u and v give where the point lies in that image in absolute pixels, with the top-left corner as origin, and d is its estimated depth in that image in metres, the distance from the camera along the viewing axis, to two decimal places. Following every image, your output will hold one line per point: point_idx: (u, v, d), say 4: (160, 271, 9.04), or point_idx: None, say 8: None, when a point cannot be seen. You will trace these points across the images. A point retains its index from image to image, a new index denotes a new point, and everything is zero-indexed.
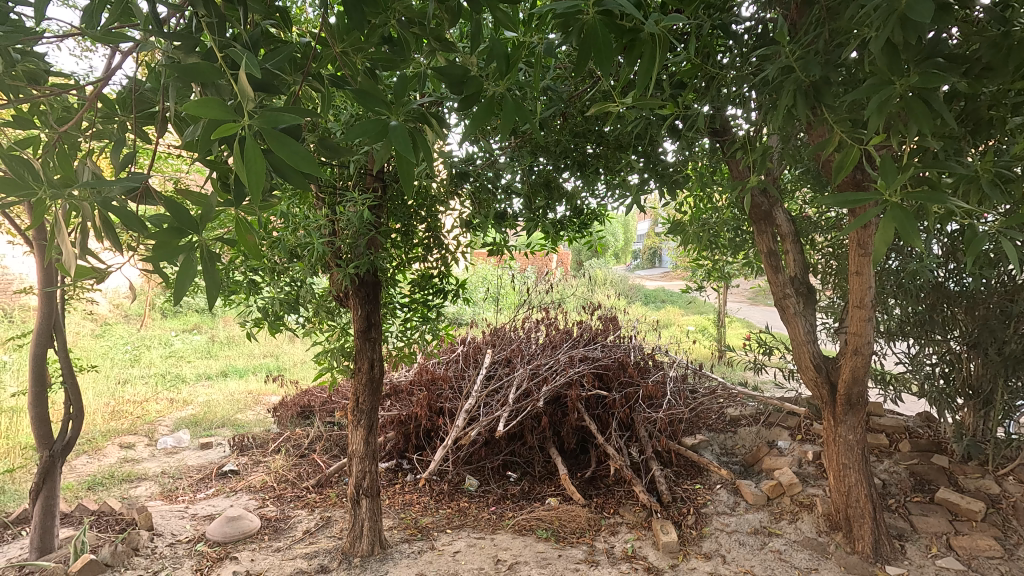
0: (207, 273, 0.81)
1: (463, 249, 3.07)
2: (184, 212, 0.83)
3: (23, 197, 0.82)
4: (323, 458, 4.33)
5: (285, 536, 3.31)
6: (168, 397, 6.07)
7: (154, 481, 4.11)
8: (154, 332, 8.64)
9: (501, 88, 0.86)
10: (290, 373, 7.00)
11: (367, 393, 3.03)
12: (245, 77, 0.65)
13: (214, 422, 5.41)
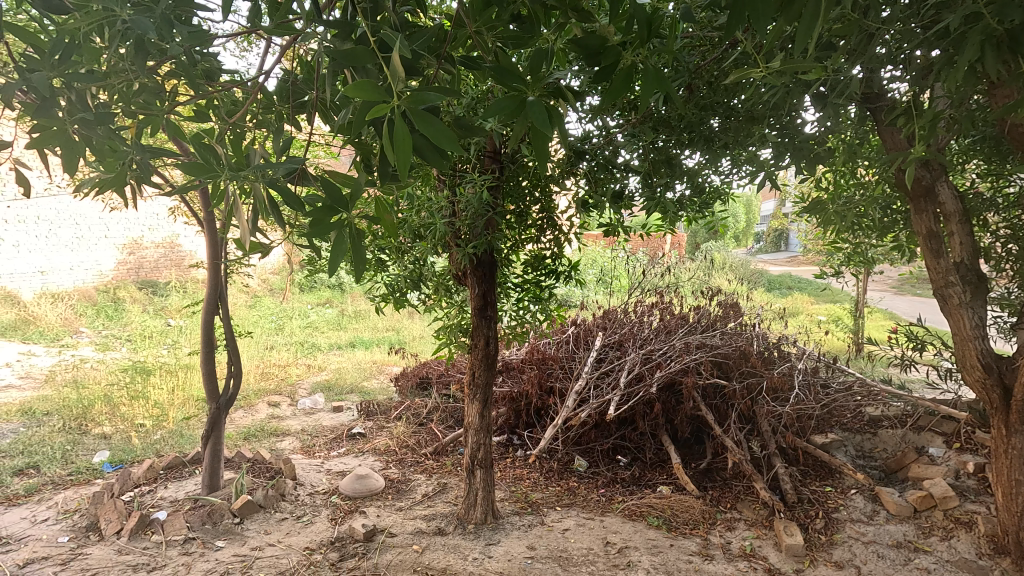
0: (354, 249, 0.88)
1: (576, 230, 3.05)
2: (335, 191, 0.90)
3: (209, 179, 0.93)
4: (439, 428, 4.58)
5: (406, 497, 3.57)
6: (306, 363, 6.76)
7: (295, 436, 4.61)
8: (294, 304, 9.63)
9: (636, 58, 0.83)
10: (410, 346, 7.47)
11: (481, 369, 3.13)
12: (396, 58, 0.68)
13: (344, 387, 5.94)
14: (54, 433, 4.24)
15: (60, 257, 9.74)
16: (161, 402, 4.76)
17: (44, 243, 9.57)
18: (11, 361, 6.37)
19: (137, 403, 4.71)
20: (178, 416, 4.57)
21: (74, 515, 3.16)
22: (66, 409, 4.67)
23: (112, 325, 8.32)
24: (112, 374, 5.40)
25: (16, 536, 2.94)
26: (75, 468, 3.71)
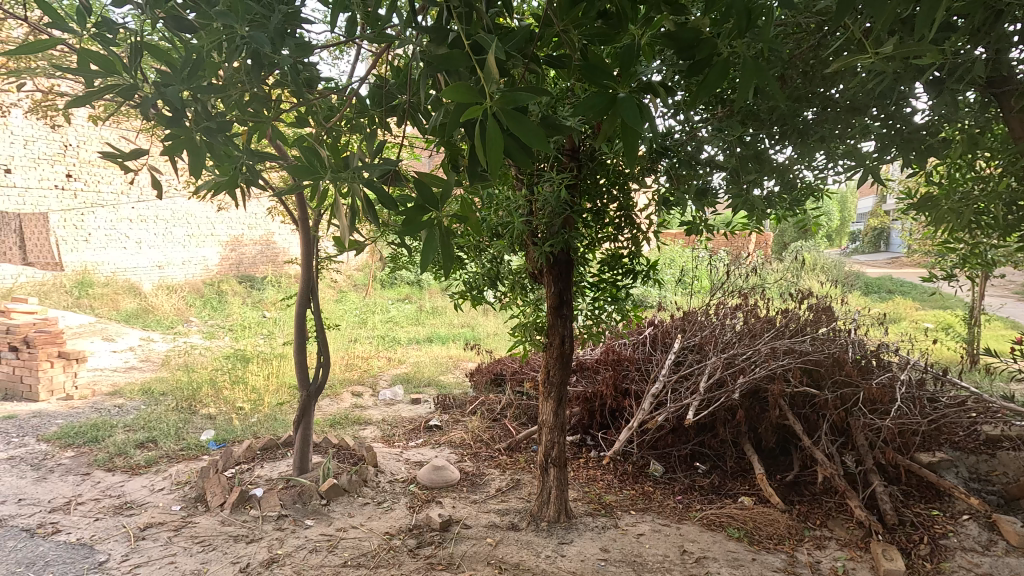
0: (442, 246, 0.92)
1: (655, 229, 2.99)
2: (427, 191, 0.94)
3: (312, 180, 0.99)
4: (513, 424, 4.62)
5: (480, 490, 3.64)
6: (387, 355, 7.05)
7: (376, 426, 4.82)
8: (376, 300, 10.09)
9: (733, 50, 0.80)
10: (485, 343, 7.60)
11: (556, 367, 3.12)
12: (492, 60, 0.70)
13: (422, 380, 6.15)
14: (168, 412, 4.70)
15: (173, 250, 11.07)
16: (258, 387, 5.14)
17: (161, 239, 10.89)
18: (134, 345, 7.12)
19: (237, 388, 5.11)
20: (272, 401, 4.92)
21: (184, 486, 3.48)
22: (178, 391, 5.15)
23: (217, 315, 9.09)
24: (217, 360, 5.90)
25: (137, 503, 3.29)
26: (185, 444, 4.08)
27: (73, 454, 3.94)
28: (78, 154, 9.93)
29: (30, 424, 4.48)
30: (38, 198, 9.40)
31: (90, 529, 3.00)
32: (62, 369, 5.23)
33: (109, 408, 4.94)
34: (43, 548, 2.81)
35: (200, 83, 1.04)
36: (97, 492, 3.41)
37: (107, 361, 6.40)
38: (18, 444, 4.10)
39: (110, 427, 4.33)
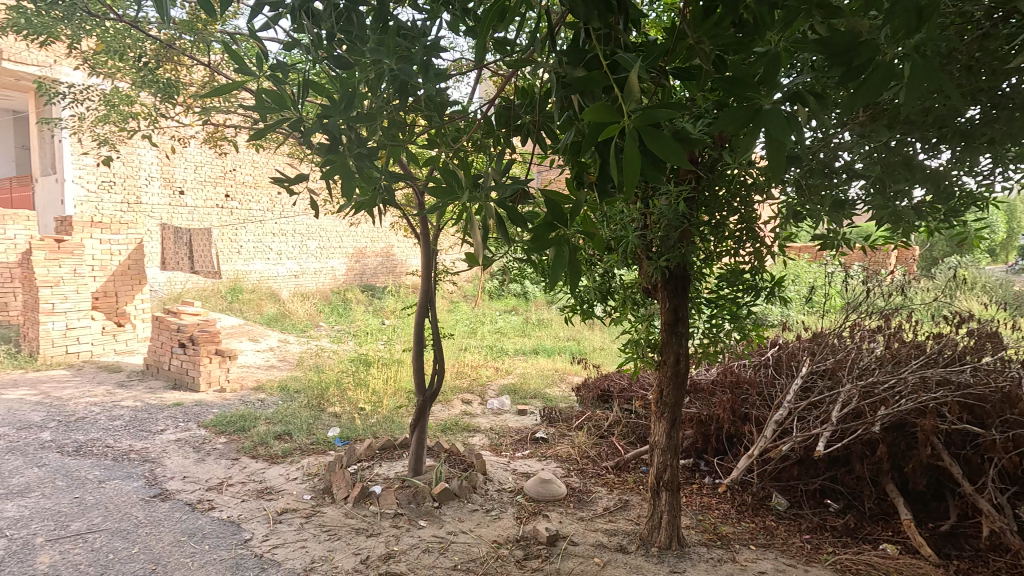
0: (570, 262, 0.93)
1: (781, 243, 2.79)
2: (557, 208, 0.96)
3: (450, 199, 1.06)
4: (621, 442, 4.51)
5: (587, 508, 3.58)
6: (494, 365, 7.22)
7: (484, 434, 4.94)
8: (485, 311, 10.41)
9: (899, 53, 0.74)
10: (592, 357, 7.52)
11: (671, 386, 3.00)
12: (632, 79, 0.70)
13: (528, 391, 6.21)
14: (301, 408, 5.16)
15: (307, 260, 12.34)
16: (378, 390, 5.49)
17: (297, 251, 12.19)
18: (274, 346, 7.94)
19: (360, 390, 5.51)
20: (390, 404, 5.23)
21: (314, 478, 3.81)
22: (309, 390, 5.66)
23: (342, 321, 9.87)
24: (342, 363, 6.40)
25: (275, 489, 3.65)
26: (316, 439, 4.46)
27: (225, 440, 4.47)
28: (235, 177, 11.33)
29: (192, 412, 5.15)
30: (203, 216, 10.86)
31: (238, 509, 3.38)
32: (218, 365, 5.96)
33: (253, 401, 5.55)
34: (201, 521, 3.21)
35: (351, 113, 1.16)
36: (243, 476, 3.83)
37: (252, 359, 7.19)
38: (183, 428, 4.72)
39: (254, 419, 4.84)
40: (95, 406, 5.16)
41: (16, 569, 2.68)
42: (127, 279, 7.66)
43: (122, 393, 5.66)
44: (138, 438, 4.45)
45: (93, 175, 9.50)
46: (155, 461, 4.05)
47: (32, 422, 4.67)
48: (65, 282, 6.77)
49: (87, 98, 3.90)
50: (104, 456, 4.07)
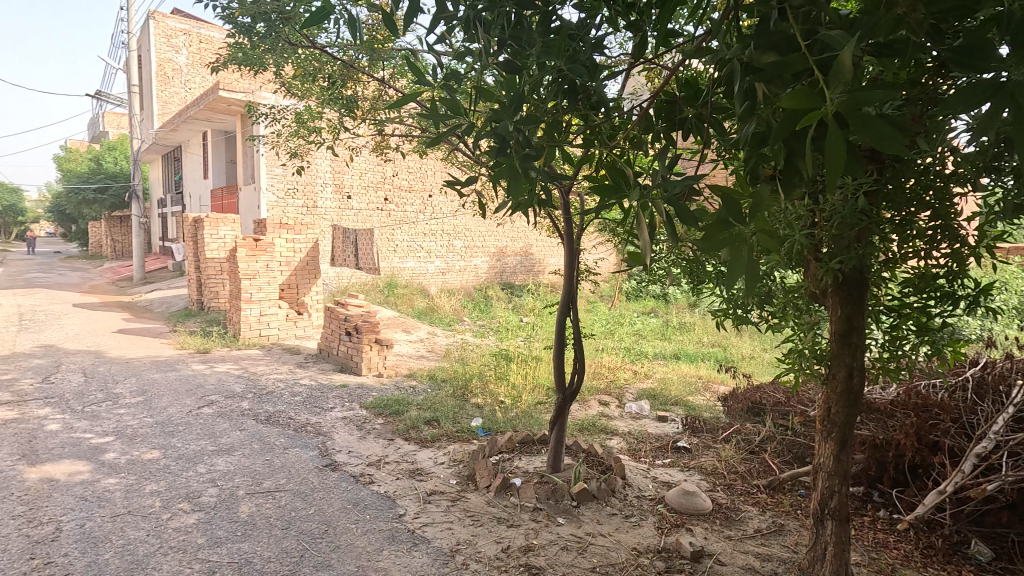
0: (745, 264, 0.87)
1: (991, 243, 2.35)
2: (734, 204, 0.91)
3: (617, 197, 1.05)
4: (775, 461, 4.13)
5: (735, 527, 3.34)
6: (633, 368, 7.05)
7: (623, 437, 4.84)
8: (623, 311, 10.24)
9: None
10: (740, 365, 7.01)
11: (841, 404, 2.65)
12: (844, 59, 0.65)
13: (669, 397, 5.97)
14: (447, 397, 5.50)
15: (452, 258, 13.49)
16: (517, 385, 5.65)
17: (444, 249, 13.35)
18: (423, 338, 8.56)
19: (500, 384, 5.71)
20: (529, 399, 5.34)
21: (459, 464, 4.03)
22: (455, 380, 6.00)
23: (484, 317, 10.31)
24: (484, 357, 6.69)
25: (425, 471, 3.93)
26: (460, 428, 4.70)
27: (382, 421, 4.91)
28: (392, 182, 12.36)
29: (356, 393, 5.74)
30: (366, 217, 12.06)
31: (394, 485, 3.70)
32: (377, 352, 6.57)
33: (406, 388, 6.03)
34: (363, 493, 3.56)
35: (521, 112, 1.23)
36: (398, 456, 4.18)
37: (405, 349, 7.82)
38: (348, 408, 5.29)
39: (407, 404, 5.26)
40: (281, 383, 5.99)
41: (225, 514, 3.21)
42: (306, 273, 8.76)
43: (301, 372, 6.49)
44: (313, 413, 5.08)
45: (282, 184, 11.03)
46: (326, 434, 4.58)
47: (236, 392, 5.56)
48: (260, 276, 7.95)
49: (282, 118, 4.53)
50: (287, 426, 4.71)
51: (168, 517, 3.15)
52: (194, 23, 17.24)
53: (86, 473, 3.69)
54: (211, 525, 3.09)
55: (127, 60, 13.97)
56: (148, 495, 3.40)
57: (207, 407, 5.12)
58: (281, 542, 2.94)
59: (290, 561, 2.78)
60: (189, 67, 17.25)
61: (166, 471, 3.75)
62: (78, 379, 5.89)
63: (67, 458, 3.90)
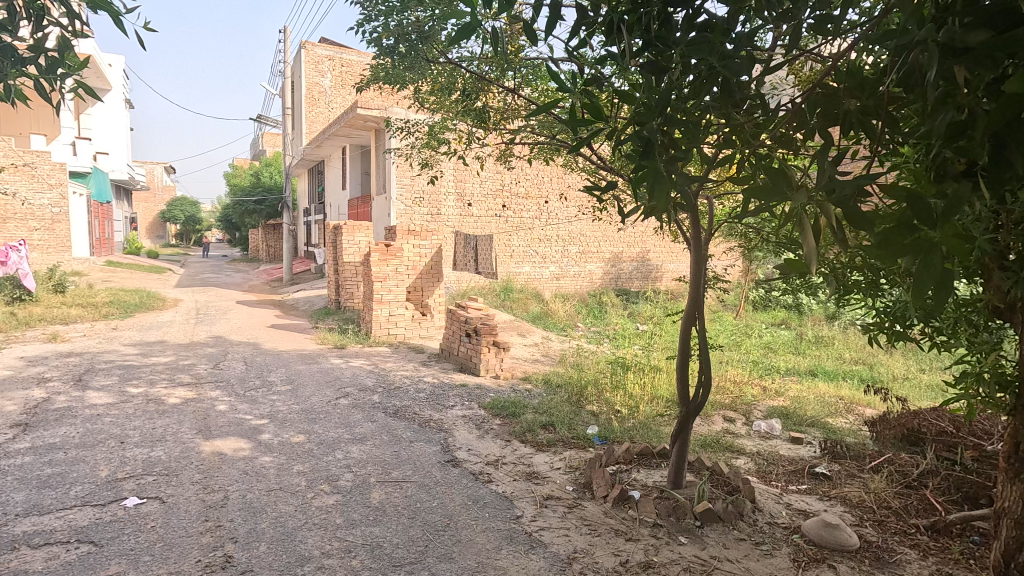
0: (932, 270, 0.81)
1: None
2: (919, 206, 0.87)
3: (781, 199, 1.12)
4: (939, 499, 3.59)
5: (889, 570, 2.95)
6: (761, 383, 6.54)
7: (751, 457, 4.49)
8: (750, 322, 9.57)
9: None
10: (892, 387, 6.22)
11: None
12: None
13: (804, 418, 5.45)
14: (563, 402, 5.48)
15: (567, 263, 13.59)
16: (635, 395, 5.49)
17: (560, 255, 13.47)
18: (538, 342, 8.64)
19: (617, 392, 5.59)
20: (647, 410, 5.17)
21: (576, 471, 4.01)
22: (570, 386, 5.97)
23: (599, 323, 10.15)
24: (600, 365, 6.59)
25: (541, 475, 3.96)
26: (576, 434, 4.66)
27: (500, 422, 5.03)
28: (510, 189, 12.68)
29: (474, 393, 5.94)
30: (485, 223, 12.49)
31: (511, 486, 3.77)
32: (494, 355, 6.75)
33: (522, 391, 6.12)
34: (482, 491, 3.67)
35: (666, 112, 1.27)
36: (515, 458, 4.25)
37: (520, 352, 7.95)
38: (468, 407, 5.48)
39: (523, 407, 5.32)
40: (407, 379, 6.38)
41: (359, 498, 3.48)
42: (430, 276, 9.24)
43: (425, 370, 6.86)
44: (435, 410, 5.33)
45: (409, 192, 11.78)
46: (448, 431, 4.79)
47: (368, 386, 6.01)
48: (389, 278, 8.54)
49: (414, 132, 4.85)
50: (413, 421, 4.99)
51: (312, 496, 3.48)
52: (337, 49, 19.07)
53: (246, 449, 4.20)
54: (348, 507, 3.36)
55: (282, 86, 15.79)
56: (296, 475, 3.78)
57: (343, 398, 5.59)
58: (408, 531, 3.12)
59: (416, 549, 2.93)
60: (332, 89, 19.08)
61: (310, 454, 4.15)
62: (241, 367, 6.74)
63: (232, 435, 4.47)
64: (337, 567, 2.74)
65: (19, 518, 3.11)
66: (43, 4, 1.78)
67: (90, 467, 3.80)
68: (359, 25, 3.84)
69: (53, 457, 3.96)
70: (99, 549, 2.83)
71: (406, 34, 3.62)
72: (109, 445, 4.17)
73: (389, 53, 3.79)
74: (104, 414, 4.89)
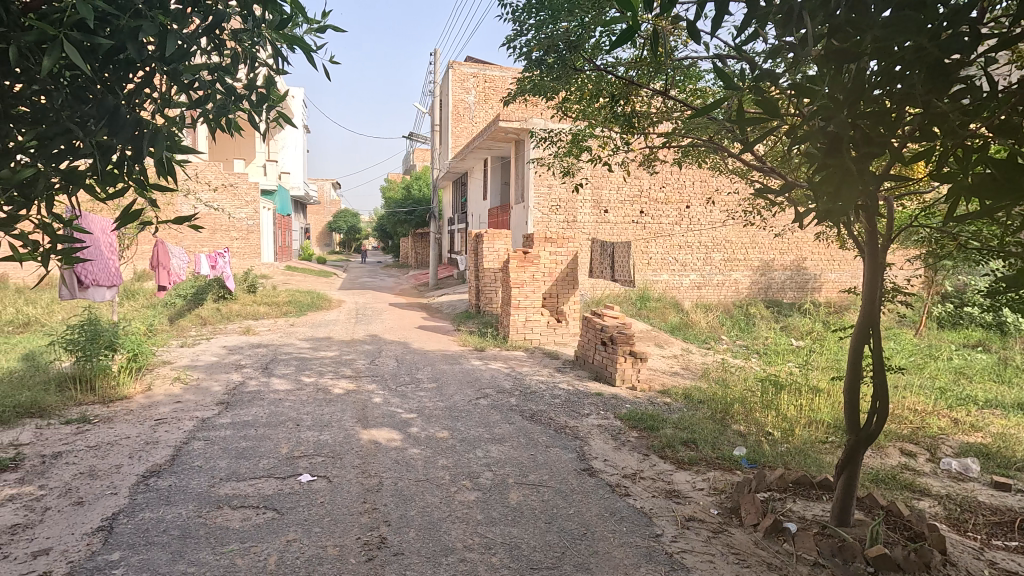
0: None
1: None
2: None
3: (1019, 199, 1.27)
4: None
5: None
6: (952, 415, 5.57)
7: (940, 501, 3.83)
8: (935, 343, 8.23)
9: None
10: None
11: None
12: None
13: (1012, 461, 4.54)
14: (706, 419, 5.16)
15: (710, 272, 12.86)
16: (789, 417, 5.00)
17: (702, 262, 12.80)
18: (678, 354, 8.26)
19: (769, 413, 5.13)
20: (804, 434, 4.67)
21: (721, 494, 3.75)
22: (714, 402, 5.61)
23: (745, 336, 9.41)
24: (749, 381, 6.11)
25: (682, 494, 3.77)
26: (721, 454, 4.35)
27: (637, 435, 4.88)
28: (649, 195, 12.33)
29: (610, 403, 5.84)
30: (622, 230, 12.29)
31: (650, 502, 3.63)
32: (631, 365, 6.57)
33: (660, 404, 5.89)
34: (619, 504, 3.58)
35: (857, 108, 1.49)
36: (653, 473, 4.10)
37: (658, 364, 7.66)
38: (603, 416, 5.41)
39: (662, 421, 5.11)
40: (543, 384, 6.47)
41: (498, 497, 3.59)
42: (565, 283, 9.30)
43: (560, 377, 6.90)
44: (571, 417, 5.33)
45: (547, 201, 12.00)
46: (583, 439, 4.76)
47: (505, 389, 6.21)
48: (526, 285, 8.77)
49: (557, 140, 4.95)
50: (549, 426, 5.05)
51: (455, 491, 3.67)
52: (481, 67, 20.11)
53: (398, 440, 4.56)
54: (488, 505, 3.48)
55: (432, 105, 17.04)
56: (441, 468, 4.02)
57: (483, 399, 5.83)
58: (545, 535, 3.15)
59: (553, 554, 2.95)
60: (476, 104, 20.16)
61: (453, 449, 4.39)
62: (392, 363, 7.35)
63: (385, 426, 4.89)
64: (478, 561, 2.85)
65: (222, 482, 3.70)
66: (254, 47, 2.11)
67: (274, 444, 4.40)
68: (510, 41, 4.06)
69: (247, 432, 4.66)
70: (280, 516, 3.26)
71: (555, 44, 3.76)
72: (288, 426, 4.80)
73: (537, 65, 3.97)
74: (284, 398, 5.64)
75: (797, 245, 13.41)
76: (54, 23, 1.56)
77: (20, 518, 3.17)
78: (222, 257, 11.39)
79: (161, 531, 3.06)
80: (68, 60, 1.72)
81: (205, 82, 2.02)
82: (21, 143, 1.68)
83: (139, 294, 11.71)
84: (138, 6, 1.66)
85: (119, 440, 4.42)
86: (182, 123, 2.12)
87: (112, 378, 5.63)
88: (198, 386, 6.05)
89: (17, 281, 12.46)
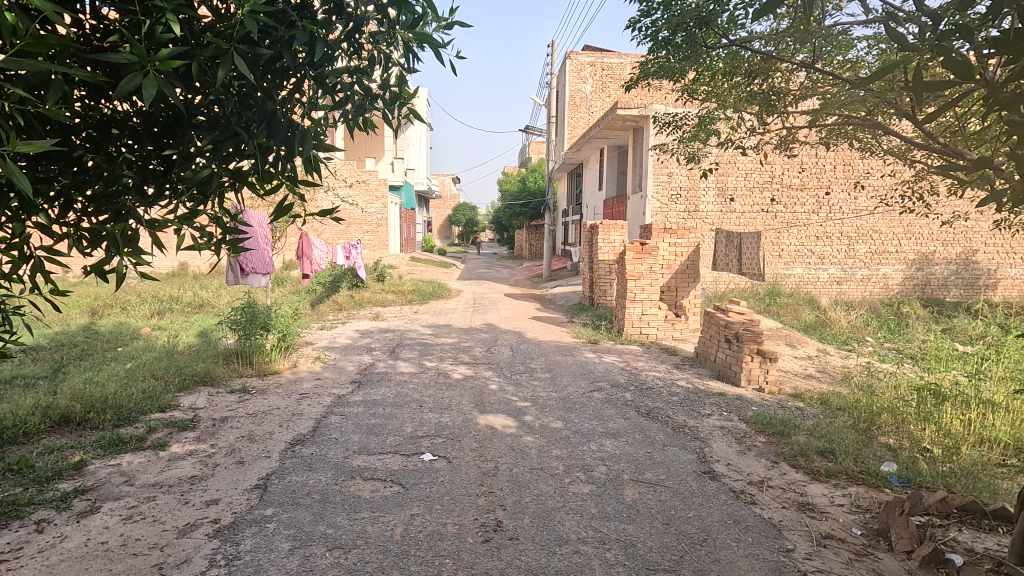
0: None
1: None
2: None
3: None
4: None
5: None
6: None
7: None
8: None
9: None
10: None
11: None
12: None
13: None
14: (846, 428, 4.65)
15: (853, 266, 11.59)
16: (954, 433, 4.34)
17: (843, 255, 11.59)
18: (813, 356, 7.53)
19: (926, 426, 4.50)
20: (974, 454, 4.03)
21: (866, 514, 3.36)
22: (856, 411, 5.05)
23: (896, 338, 8.37)
24: (900, 389, 5.41)
25: (819, 508, 3.43)
26: (866, 469, 3.90)
27: (765, 440, 4.53)
28: (781, 181, 11.38)
29: (735, 405, 5.46)
30: (749, 220, 11.48)
31: (779, 514, 3.35)
32: (758, 365, 6.11)
33: (791, 409, 5.41)
34: (745, 512, 3.35)
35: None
36: (783, 483, 3.77)
37: (789, 365, 7.06)
38: (727, 418, 5.08)
39: (795, 427, 4.68)
40: (659, 381, 6.24)
41: (613, 493, 3.53)
42: (685, 277, 8.86)
43: (678, 374, 6.62)
44: (690, 417, 5.08)
45: (666, 190, 11.52)
46: (704, 441, 4.51)
47: (620, 383, 6.09)
48: (643, 278, 8.53)
49: (681, 125, 4.72)
50: (666, 425, 4.86)
51: (570, 482, 3.66)
52: (598, 55, 19.80)
53: (512, 428, 4.65)
54: (603, 499, 3.43)
55: (548, 96, 17.13)
56: (555, 459, 4.03)
57: (597, 392, 5.76)
58: (663, 537, 3.03)
59: (671, 557, 2.83)
60: (593, 94, 19.91)
61: (567, 441, 4.38)
62: (507, 352, 7.52)
63: (501, 413, 5.01)
64: (592, 556, 2.81)
65: (355, 454, 4.02)
66: (388, 49, 2.24)
67: (399, 423, 4.70)
68: (636, 23, 3.94)
69: (376, 410, 5.03)
70: (405, 491, 3.47)
71: (684, 23, 3.55)
72: (412, 407, 5.11)
73: (665, 45, 3.79)
74: (408, 380, 6.00)
75: (966, 235, 11.59)
76: (227, 39, 1.76)
77: (197, 471, 3.71)
78: (354, 249, 12.47)
79: (306, 494, 3.41)
80: (236, 71, 1.93)
81: (345, 85, 2.18)
82: (200, 148, 1.95)
83: (287, 281, 13.13)
84: (293, 17, 1.83)
85: (271, 410, 4.99)
86: (325, 124, 2.29)
87: (265, 354, 6.38)
88: (335, 366, 6.66)
89: (194, 269, 14.58)
